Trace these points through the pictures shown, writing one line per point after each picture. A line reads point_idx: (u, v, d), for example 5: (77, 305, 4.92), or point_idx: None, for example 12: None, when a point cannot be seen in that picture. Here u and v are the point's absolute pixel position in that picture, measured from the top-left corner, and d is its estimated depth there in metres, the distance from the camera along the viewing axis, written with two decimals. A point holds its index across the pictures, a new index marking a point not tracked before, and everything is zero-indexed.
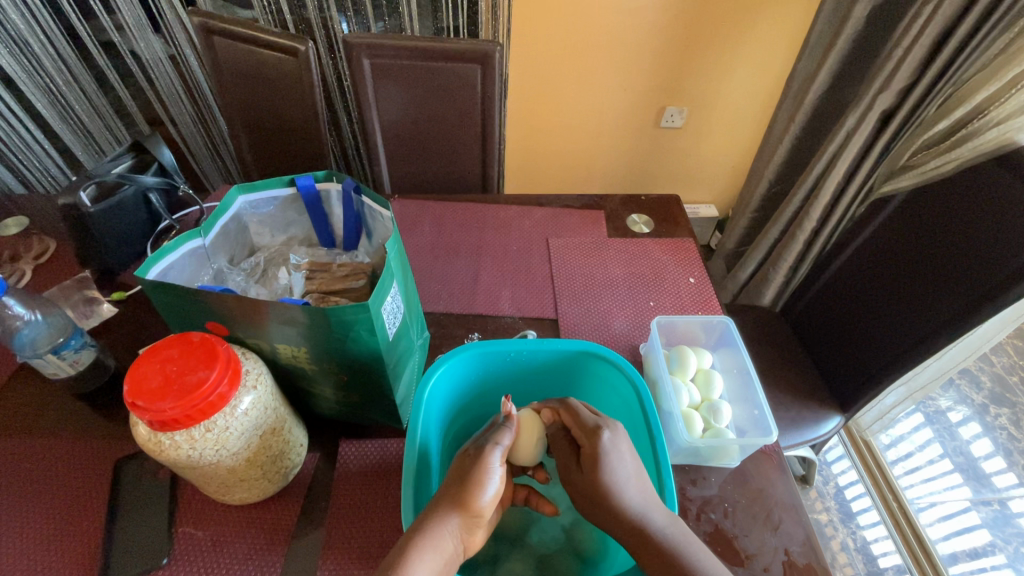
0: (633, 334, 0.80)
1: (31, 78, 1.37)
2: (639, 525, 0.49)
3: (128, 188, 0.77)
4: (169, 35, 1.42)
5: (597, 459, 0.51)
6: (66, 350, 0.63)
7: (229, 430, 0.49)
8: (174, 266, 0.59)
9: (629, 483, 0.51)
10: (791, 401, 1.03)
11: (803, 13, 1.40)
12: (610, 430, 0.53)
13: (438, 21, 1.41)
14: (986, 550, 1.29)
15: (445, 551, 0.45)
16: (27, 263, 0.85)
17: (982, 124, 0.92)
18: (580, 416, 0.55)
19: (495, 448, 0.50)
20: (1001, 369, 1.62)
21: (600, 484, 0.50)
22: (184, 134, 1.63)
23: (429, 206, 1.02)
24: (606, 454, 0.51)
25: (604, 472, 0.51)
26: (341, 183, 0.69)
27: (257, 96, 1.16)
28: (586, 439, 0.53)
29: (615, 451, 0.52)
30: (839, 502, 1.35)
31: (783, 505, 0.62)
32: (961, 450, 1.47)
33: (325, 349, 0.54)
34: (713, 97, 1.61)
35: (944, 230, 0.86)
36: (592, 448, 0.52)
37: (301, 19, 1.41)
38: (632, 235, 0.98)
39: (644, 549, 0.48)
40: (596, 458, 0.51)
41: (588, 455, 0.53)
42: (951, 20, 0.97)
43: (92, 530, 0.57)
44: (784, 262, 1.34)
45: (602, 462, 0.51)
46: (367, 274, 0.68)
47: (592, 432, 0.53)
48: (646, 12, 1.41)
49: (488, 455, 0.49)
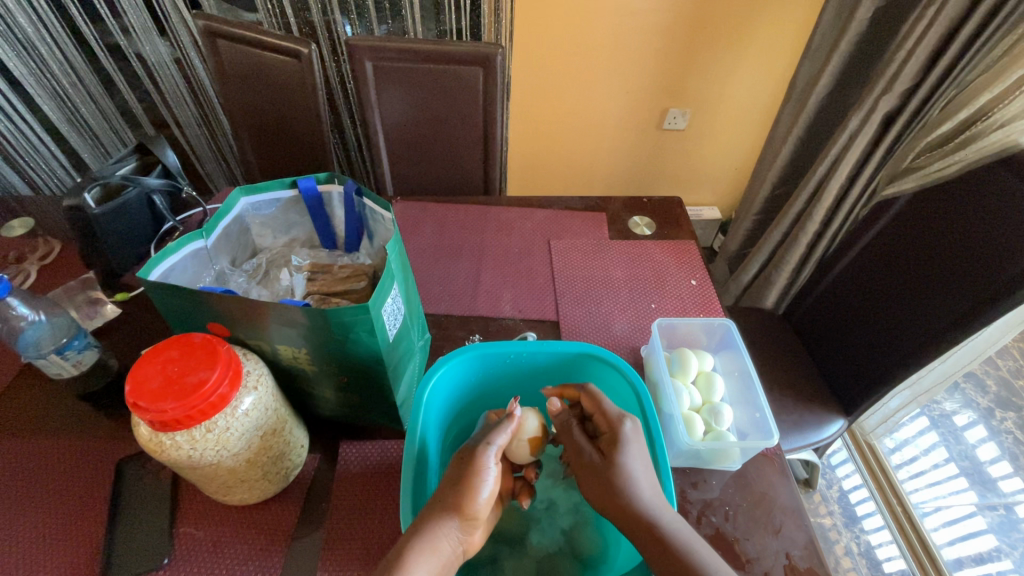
0: (634, 337, 0.80)
1: (38, 81, 1.40)
2: (649, 520, 0.48)
3: (132, 188, 0.78)
4: (174, 38, 1.41)
5: (616, 447, 0.52)
6: (69, 351, 0.64)
7: (230, 431, 0.49)
8: (176, 266, 0.59)
9: (642, 476, 0.51)
10: (793, 404, 1.03)
11: (806, 15, 1.40)
12: (632, 421, 0.54)
13: (441, 23, 1.42)
14: (992, 556, 1.28)
15: (443, 554, 0.45)
16: (32, 264, 0.85)
17: (987, 126, 0.91)
18: (603, 404, 0.55)
19: (487, 448, 0.50)
20: (1007, 372, 1.61)
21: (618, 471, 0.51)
22: (189, 136, 1.64)
23: (431, 208, 1.03)
24: (626, 443, 0.52)
25: (625, 461, 0.51)
26: (343, 185, 0.69)
27: (260, 99, 1.17)
28: (606, 426, 0.54)
29: (637, 442, 0.52)
30: (843, 506, 1.34)
31: (785, 508, 0.62)
32: (967, 454, 1.46)
33: (325, 349, 0.54)
34: (716, 99, 1.61)
35: (949, 235, 0.85)
36: (612, 434, 0.53)
37: (305, 22, 1.42)
38: (634, 237, 0.98)
39: (652, 542, 0.48)
40: (616, 446, 0.52)
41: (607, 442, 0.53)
42: (954, 22, 0.96)
43: (93, 529, 0.57)
44: (787, 264, 1.34)
45: (624, 449, 0.52)
46: (368, 275, 0.69)
47: (614, 419, 0.54)
48: (649, 13, 1.41)
49: (480, 456, 0.49)
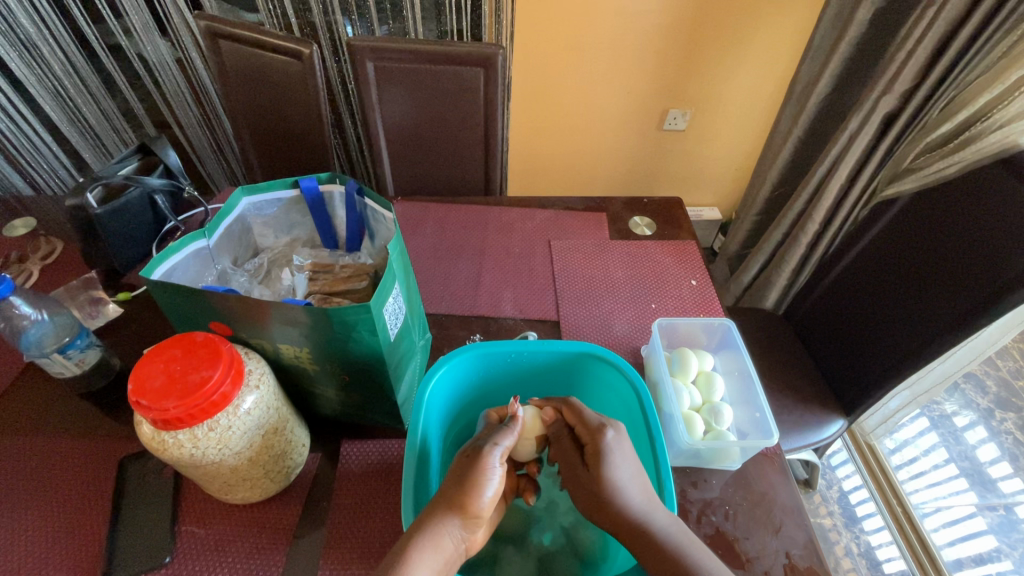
0: (634, 336, 0.80)
1: (39, 82, 1.40)
2: (643, 525, 0.49)
3: (134, 188, 0.79)
4: (176, 38, 1.42)
5: (598, 458, 0.52)
6: (71, 350, 0.65)
7: (232, 429, 0.49)
8: (179, 266, 0.59)
9: (629, 483, 0.51)
10: (793, 404, 1.03)
11: (806, 15, 1.40)
12: (614, 430, 0.53)
13: (442, 24, 1.42)
14: (992, 556, 1.28)
15: (446, 552, 0.45)
16: (35, 263, 0.86)
17: (986, 127, 0.92)
18: (584, 415, 0.55)
19: (493, 448, 0.50)
20: (1007, 373, 1.61)
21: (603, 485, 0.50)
22: (190, 136, 1.64)
23: (432, 208, 1.03)
24: (609, 453, 0.52)
25: (608, 472, 0.51)
26: (344, 185, 0.69)
27: (261, 99, 1.17)
28: (588, 436, 0.54)
29: (619, 452, 0.52)
30: (843, 506, 1.34)
31: (785, 508, 0.62)
32: (967, 455, 1.46)
33: (327, 349, 0.55)
34: (716, 99, 1.61)
35: (949, 235, 0.85)
36: (593, 444, 0.53)
37: (306, 23, 1.42)
38: (634, 237, 0.98)
39: (646, 548, 0.48)
40: (598, 457, 0.52)
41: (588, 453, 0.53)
42: (954, 23, 0.96)
43: (96, 528, 0.57)
44: (788, 264, 1.34)
45: (606, 460, 0.51)
46: (370, 275, 0.69)
47: (595, 428, 0.53)
48: (650, 14, 1.41)
49: (485, 456, 0.49)
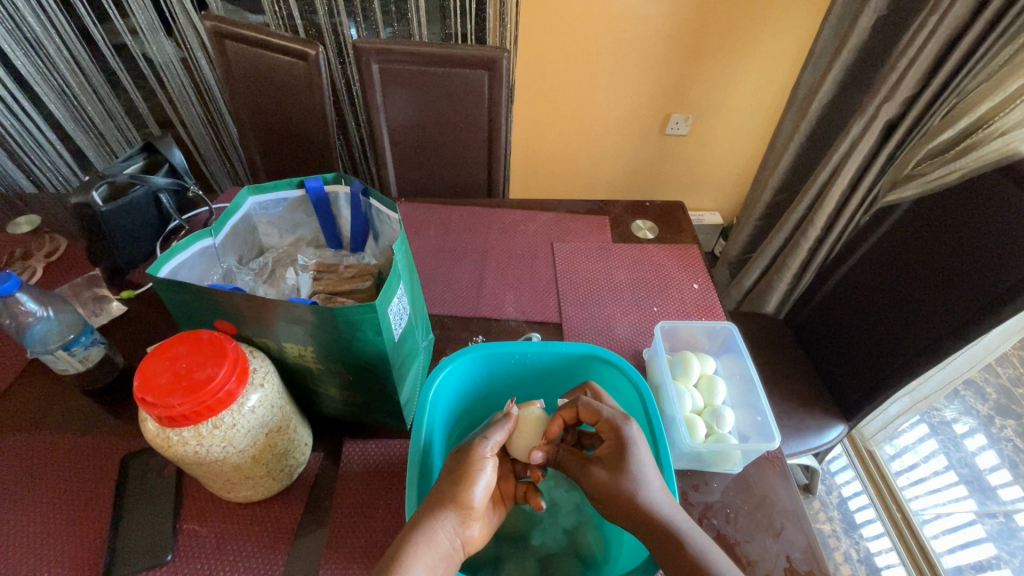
0: (637, 339, 0.80)
1: (45, 79, 1.41)
2: (660, 522, 0.49)
3: (139, 188, 0.78)
4: (181, 37, 1.42)
5: (621, 451, 0.52)
6: (76, 347, 0.64)
7: (236, 427, 0.49)
8: (185, 264, 0.60)
9: (650, 478, 0.51)
10: (793, 408, 1.03)
11: (808, 22, 1.41)
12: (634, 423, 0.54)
13: (447, 27, 1.44)
14: (992, 564, 1.28)
15: (440, 548, 0.45)
16: (39, 260, 0.86)
17: (987, 134, 0.92)
18: (601, 410, 0.55)
19: (483, 443, 0.51)
20: (1007, 380, 1.61)
21: (624, 478, 0.51)
22: (194, 136, 1.64)
23: (435, 209, 1.03)
24: (630, 444, 0.52)
25: (629, 463, 0.51)
26: (350, 185, 0.70)
27: (267, 100, 1.17)
28: (608, 432, 0.54)
29: (639, 444, 0.52)
30: (843, 512, 1.34)
31: (786, 512, 0.62)
32: (966, 462, 1.46)
33: (333, 348, 0.55)
34: (718, 105, 1.61)
35: (949, 241, 0.86)
36: (616, 439, 0.53)
37: (311, 24, 1.43)
38: (636, 241, 0.98)
39: (666, 543, 0.48)
40: (621, 449, 0.52)
41: (611, 448, 0.53)
42: (954, 32, 0.97)
43: (97, 525, 0.58)
44: (789, 269, 1.34)
45: (628, 452, 0.52)
46: (373, 276, 0.71)
47: (615, 424, 0.54)
48: (652, 19, 1.42)
49: (477, 447, 0.50)
